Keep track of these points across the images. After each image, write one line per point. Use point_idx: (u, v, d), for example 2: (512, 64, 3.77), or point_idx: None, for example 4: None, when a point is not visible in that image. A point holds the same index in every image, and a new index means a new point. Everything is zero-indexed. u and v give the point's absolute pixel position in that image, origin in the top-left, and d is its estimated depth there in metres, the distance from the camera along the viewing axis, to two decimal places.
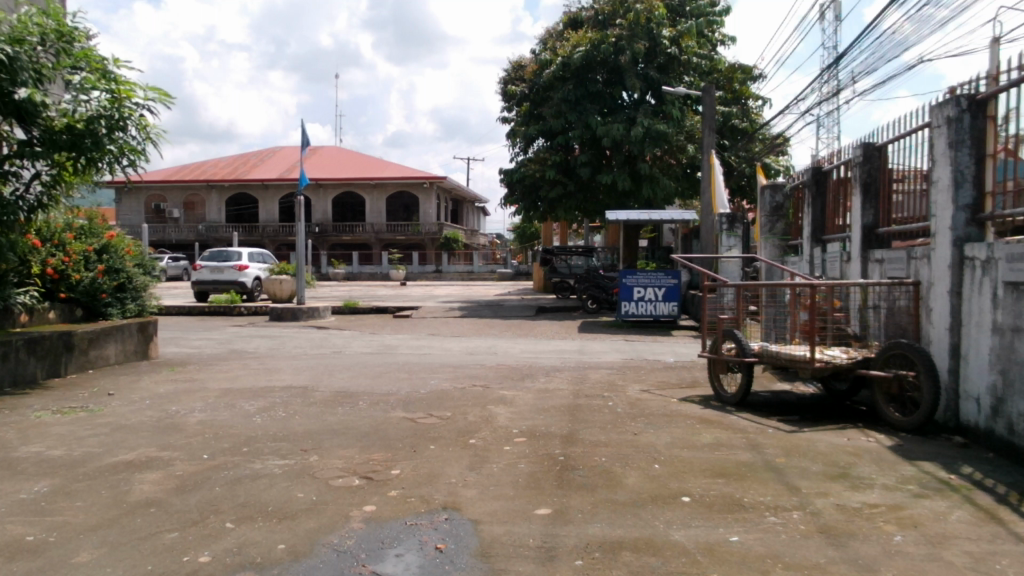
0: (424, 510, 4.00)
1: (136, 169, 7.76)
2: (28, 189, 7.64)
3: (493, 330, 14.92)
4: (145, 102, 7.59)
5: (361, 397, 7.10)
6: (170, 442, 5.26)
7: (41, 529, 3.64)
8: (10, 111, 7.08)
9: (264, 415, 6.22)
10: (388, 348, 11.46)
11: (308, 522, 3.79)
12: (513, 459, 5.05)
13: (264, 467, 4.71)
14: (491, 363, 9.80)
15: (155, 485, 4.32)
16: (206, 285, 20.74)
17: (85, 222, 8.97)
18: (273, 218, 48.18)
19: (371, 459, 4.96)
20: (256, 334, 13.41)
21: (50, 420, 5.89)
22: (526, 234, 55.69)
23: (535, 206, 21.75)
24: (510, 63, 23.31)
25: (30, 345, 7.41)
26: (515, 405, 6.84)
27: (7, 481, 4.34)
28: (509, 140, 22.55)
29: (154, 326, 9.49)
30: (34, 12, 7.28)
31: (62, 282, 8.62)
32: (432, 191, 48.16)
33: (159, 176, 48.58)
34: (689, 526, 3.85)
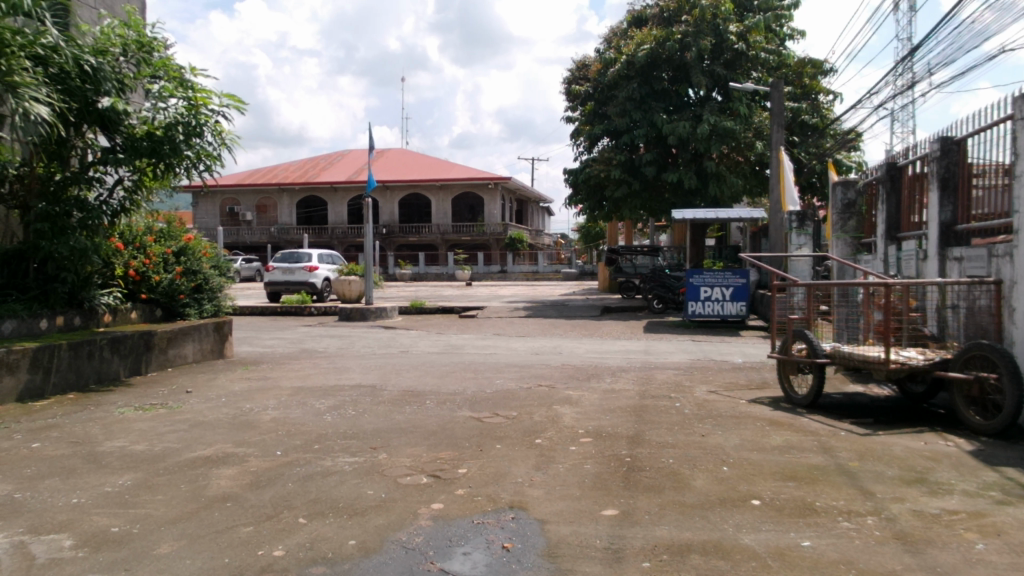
0: (491, 509, 4.03)
1: (212, 174, 8.01)
2: (111, 195, 7.94)
3: (559, 330, 14.93)
4: (220, 108, 7.82)
5: (428, 396, 7.18)
6: (245, 439, 5.42)
7: (125, 520, 3.80)
8: (95, 119, 7.40)
9: (335, 413, 6.35)
10: (455, 347, 11.55)
11: (378, 519, 3.86)
12: (579, 459, 5.05)
13: (335, 464, 4.81)
14: (556, 363, 9.79)
15: (232, 480, 4.46)
16: (279, 286, 21.29)
17: (164, 225, 9.34)
18: (342, 220, 49.11)
19: (438, 457, 5.01)
20: (327, 333, 13.70)
21: (132, 416, 6.13)
22: (591, 235, 55.47)
23: (600, 205, 21.65)
24: (574, 62, 23.27)
25: (113, 344, 7.71)
26: (581, 405, 6.83)
27: (94, 474, 4.53)
28: (573, 140, 22.53)
29: (230, 326, 9.77)
30: (117, 24, 7.61)
31: (143, 284, 8.93)
32: (497, 192, 48.44)
33: (233, 180, 50.00)
34: (759, 530, 3.78)
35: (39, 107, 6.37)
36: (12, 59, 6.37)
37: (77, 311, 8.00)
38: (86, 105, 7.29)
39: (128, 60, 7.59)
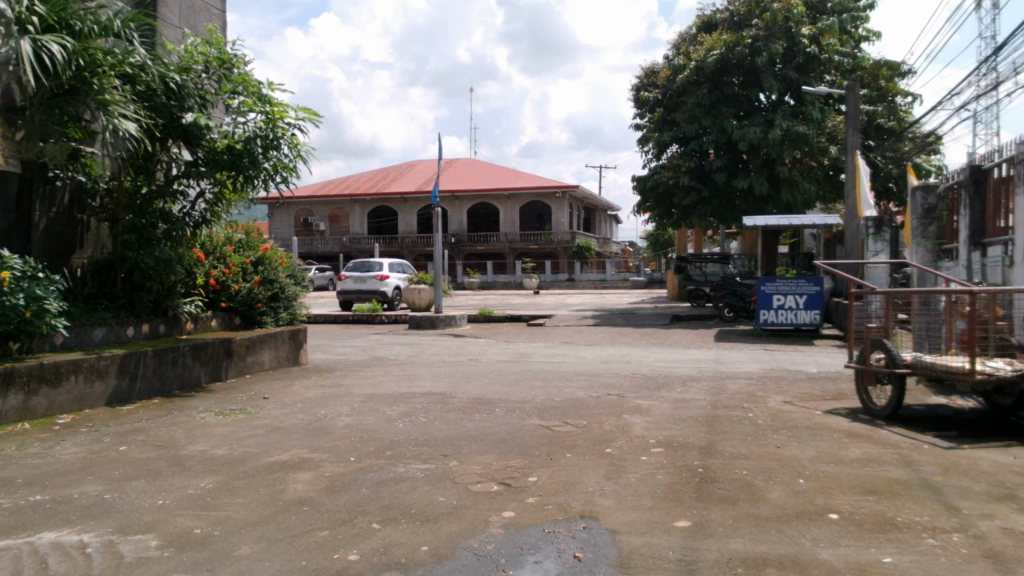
0: (562, 518, 4.02)
1: (288, 185, 8.21)
2: (193, 207, 8.23)
3: (628, 339, 14.82)
4: (296, 121, 8.01)
5: (497, 404, 7.21)
6: (320, 444, 5.53)
7: (207, 522, 3.91)
8: (179, 134, 7.67)
9: (406, 420, 6.42)
10: (524, 356, 11.57)
11: (449, 526, 3.89)
12: (650, 469, 4.99)
13: (407, 471, 4.87)
14: (626, 372, 9.72)
15: (308, 485, 4.55)
16: (351, 294, 21.70)
17: (243, 236, 9.61)
18: (412, 230, 49.79)
19: (509, 465, 5.03)
20: (398, 341, 13.89)
21: (213, 421, 6.32)
22: (661, 242, 54.97)
23: (669, 213, 21.40)
24: (642, 69, 23.13)
25: (195, 351, 7.97)
26: (652, 415, 6.76)
27: (177, 477, 4.68)
28: (641, 148, 22.39)
29: (305, 334, 9.99)
30: (199, 42, 7.89)
31: (223, 293, 9.22)
32: (564, 200, 48.46)
33: (307, 191, 51.23)
34: (838, 545, 3.68)
35: (127, 124, 6.67)
36: (103, 79, 6.71)
37: (162, 319, 8.28)
38: (171, 121, 7.58)
39: (210, 77, 7.86)
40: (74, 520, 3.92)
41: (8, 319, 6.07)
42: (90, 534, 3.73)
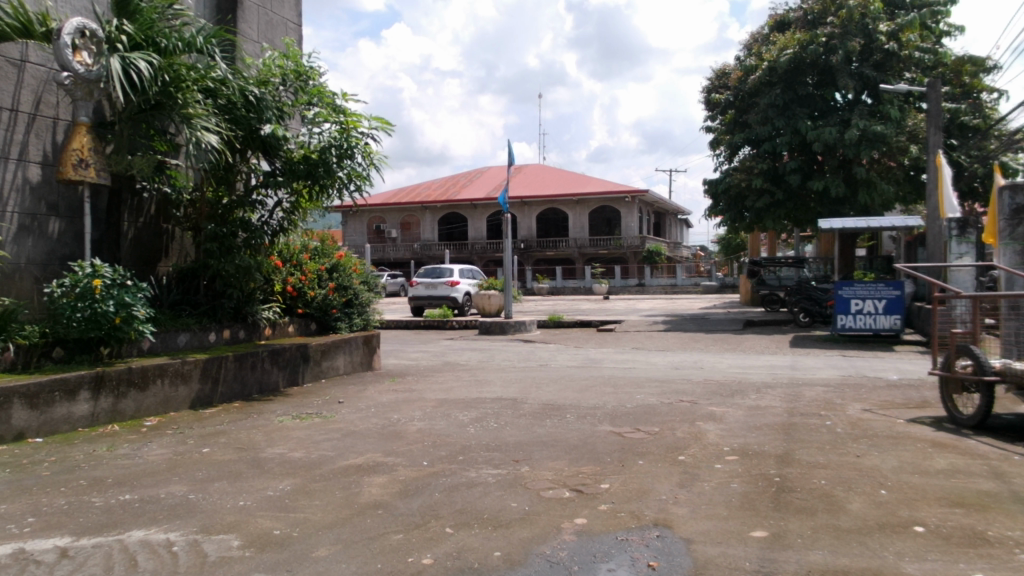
0: (635, 526, 3.98)
1: (362, 194, 8.36)
2: (272, 216, 8.47)
3: (700, 344, 14.61)
4: (369, 131, 8.16)
5: (568, 410, 7.19)
6: (393, 448, 5.61)
7: (286, 524, 4.00)
8: (258, 145, 7.91)
9: (477, 425, 6.46)
10: (594, 361, 11.52)
11: (522, 531, 3.90)
12: (725, 477, 4.90)
13: (479, 476, 4.90)
14: (698, 378, 9.57)
15: (382, 488, 4.62)
16: (422, 300, 21.99)
17: (319, 244, 9.85)
18: (482, 236, 50.18)
19: (580, 472, 5.00)
20: (469, 346, 14.02)
21: (290, 424, 6.48)
22: (732, 246, 54.12)
23: (742, 216, 21.01)
24: (713, 71, 22.82)
25: (273, 356, 8.18)
26: (726, 422, 6.64)
27: (257, 479, 4.81)
28: (712, 150, 22.08)
29: (378, 340, 10.16)
30: (277, 56, 8.12)
31: (300, 299, 9.44)
32: (634, 205, 48.16)
33: (379, 199, 52.13)
34: (924, 560, 3.54)
35: (209, 136, 6.91)
36: (186, 93, 6.97)
37: (242, 325, 8.51)
38: (250, 132, 7.80)
39: (287, 89, 8.07)
40: (162, 519, 4.06)
41: (99, 325, 6.32)
42: (176, 533, 3.86)
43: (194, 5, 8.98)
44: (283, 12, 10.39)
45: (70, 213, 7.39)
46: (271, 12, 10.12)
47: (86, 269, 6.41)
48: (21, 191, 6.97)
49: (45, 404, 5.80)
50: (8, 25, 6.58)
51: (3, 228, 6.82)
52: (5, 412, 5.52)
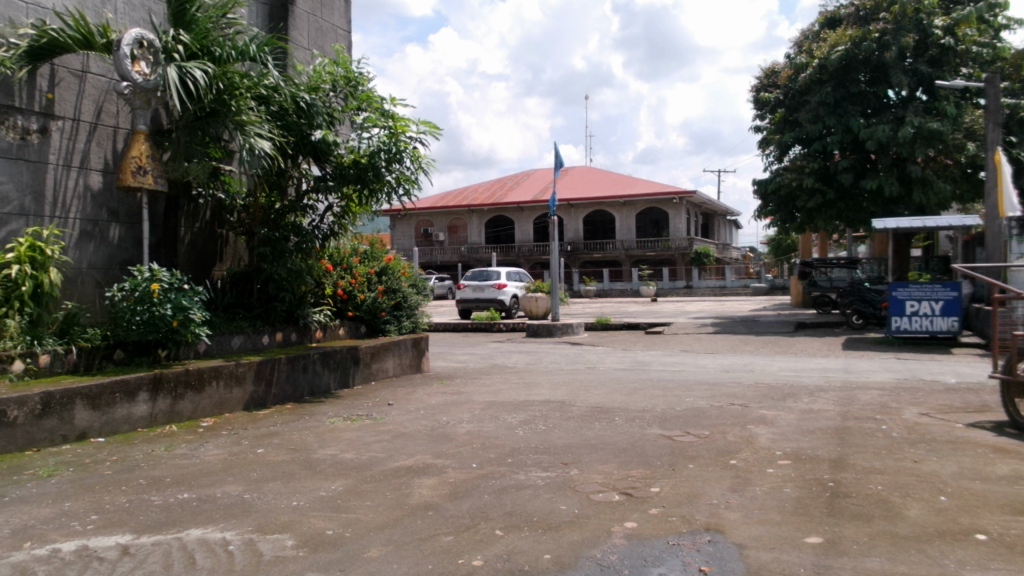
0: (686, 531, 3.93)
1: (411, 198, 8.43)
2: (322, 220, 8.59)
3: (750, 347, 14.41)
4: (418, 135, 8.21)
5: (617, 412, 7.16)
6: (442, 450, 5.65)
7: (339, 524, 4.05)
8: (309, 150, 8.02)
9: (526, 428, 6.47)
10: (642, 364, 11.45)
11: (572, 534, 3.89)
12: (778, 482, 4.82)
13: (528, 478, 4.89)
14: (749, 381, 9.43)
15: (432, 490, 4.65)
16: (470, 303, 22.12)
17: (368, 247, 9.95)
18: (528, 238, 50.23)
19: (630, 475, 4.97)
20: (516, 349, 14.04)
21: (341, 426, 6.56)
22: (783, 247, 53.32)
23: (793, 216, 20.69)
24: (762, 69, 22.51)
25: (324, 358, 8.28)
26: (778, 426, 6.53)
27: (310, 480, 4.88)
28: (762, 150, 21.79)
29: (426, 342, 10.22)
30: (327, 62, 8.23)
31: (350, 302, 9.55)
32: (682, 206, 47.73)
33: (426, 203, 52.55)
34: (986, 569, 3.44)
35: (262, 142, 7.05)
36: (240, 100, 7.11)
37: (293, 327, 8.63)
38: (302, 138, 7.92)
39: (337, 95, 8.17)
40: (218, 518, 4.14)
41: (157, 328, 6.48)
42: (231, 531, 3.93)
43: (247, 14, 9.16)
44: (333, 19, 10.53)
45: (129, 219, 7.59)
46: (321, 19, 10.26)
47: (144, 272, 6.57)
48: (82, 198, 7.18)
49: (106, 405, 5.97)
50: (70, 38, 6.77)
51: (66, 234, 7.03)
52: (67, 413, 5.69)
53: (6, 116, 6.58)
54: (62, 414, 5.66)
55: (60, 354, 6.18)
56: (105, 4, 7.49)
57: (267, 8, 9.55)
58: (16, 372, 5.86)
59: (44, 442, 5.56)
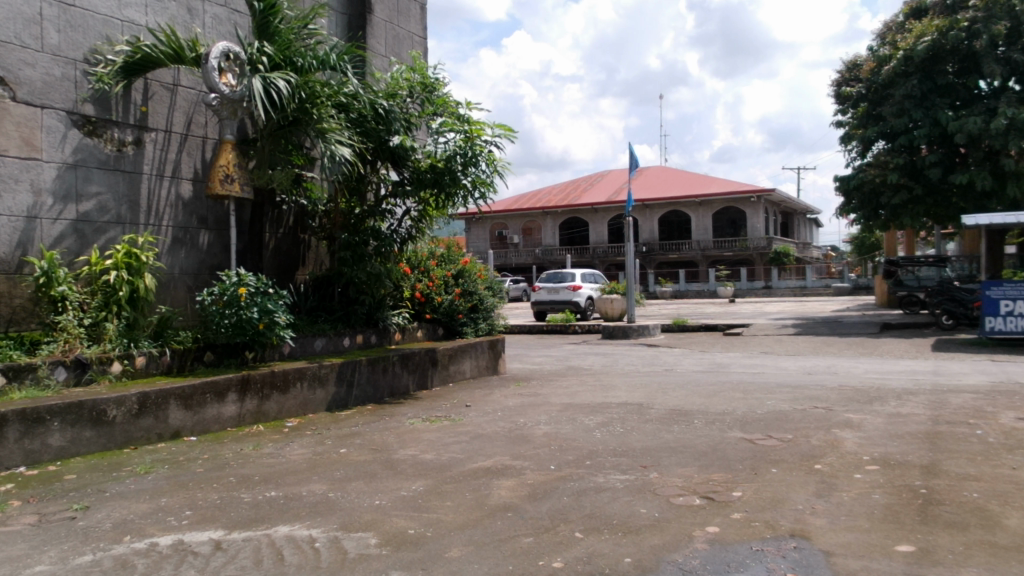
0: (771, 536, 3.85)
1: (486, 201, 8.49)
2: (400, 224, 8.69)
3: (833, 349, 14.01)
4: (493, 138, 8.27)
5: (696, 415, 7.04)
6: (521, 452, 5.66)
7: (420, 523, 4.11)
8: (387, 156, 8.16)
9: (603, 430, 6.43)
10: (722, 367, 11.24)
11: (652, 538, 3.85)
12: (866, 488, 4.67)
13: (607, 481, 4.87)
14: (833, 384, 9.16)
15: (511, 491, 4.67)
16: (545, 305, 22.15)
17: (445, 250, 10.09)
18: (603, 240, 50.00)
19: (712, 479, 4.89)
20: (592, 351, 13.99)
21: (420, 427, 6.65)
22: (867, 245, 51.67)
23: (876, 214, 20.06)
24: (843, 63, 21.86)
25: (403, 360, 8.41)
26: (865, 430, 6.33)
27: (391, 479, 4.96)
28: (843, 146, 21.18)
29: (503, 345, 10.27)
30: (404, 69, 8.37)
31: (428, 305, 9.68)
32: (760, 205, 46.72)
33: (501, 205, 52.87)
34: None
35: (342, 149, 7.22)
36: (321, 109, 7.32)
37: (373, 330, 8.79)
38: (380, 144, 8.08)
39: (414, 101, 8.31)
40: (304, 516, 4.25)
41: (244, 331, 6.70)
42: (317, 530, 4.02)
43: (327, 24, 9.38)
44: (409, 26, 10.69)
45: (217, 226, 7.87)
46: (397, 27, 10.43)
47: (231, 277, 6.78)
48: (174, 207, 7.47)
49: (197, 405, 6.19)
50: (162, 53, 7.05)
51: (160, 240, 7.32)
52: (162, 412, 5.93)
53: (104, 129, 6.89)
54: (157, 414, 5.89)
55: (155, 356, 6.44)
56: (194, 19, 7.79)
57: (345, 17, 9.77)
58: (114, 373, 6.14)
59: (141, 440, 5.80)
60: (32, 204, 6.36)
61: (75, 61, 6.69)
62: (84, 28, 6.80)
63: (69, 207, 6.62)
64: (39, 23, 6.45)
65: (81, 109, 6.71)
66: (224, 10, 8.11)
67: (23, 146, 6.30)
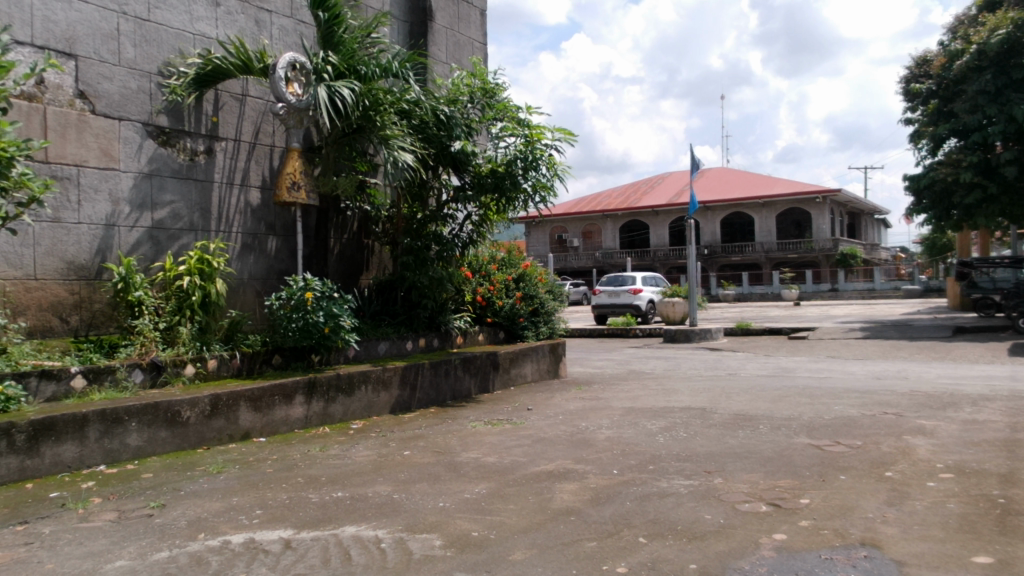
0: (840, 545, 3.76)
1: (547, 205, 8.51)
2: (462, 229, 8.76)
3: (903, 353, 13.62)
4: (553, 142, 8.29)
5: (761, 420, 6.93)
6: (583, 456, 5.65)
7: (483, 526, 4.13)
8: (449, 161, 8.22)
9: (666, 435, 6.38)
10: (787, 371, 11.03)
11: (718, 544, 3.80)
12: (939, 497, 4.52)
13: (671, 486, 4.82)
14: (904, 389, 8.90)
15: (574, 495, 4.66)
16: (606, 308, 22.06)
17: (505, 254, 10.12)
18: (664, 243, 49.55)
19: (778, 485, 4.80)
20: (654, 355, 13.88)
21: (483, 430, 6.68)
22: (938, 247, 50.13)
23: (949, 213, 19.42)
24: (913, 59, 21.27)
25: (465, 363, 8.47)
26: (938, 437, 6.14)
27: (455, 482, 5.00)
28: (913, 144, 20.59)
29: (564, 348, 10.26)
30: (465, 75, 8.40)
31: (489, 309, 9.72)
32: (826, 206, 45.70)
33: (561, 209, 52.87)
34: None
35: (404, 155, 7.32)
36: (384, 116, 7.44)
37: (435, 333, 8.86)
38: (442, 150, 8.16)
39: (475, 106, 8.35)
40: (370, 517, 4.32)
41: (311, 334, 6.83)
42: (383, 530, 4.08)
43: (389, 33, 9.52)
44: (469, 32, 10.76)
45: (285, 232, 8.06)
46: (458, 33, 10.52)
47: (299, 282, 6.94)
48: (243, 214, 7.67)
49: (266, 407, 6.34)
50: (231, 64, 7.25)
51: (230, 246, 7.53)
52: (233, 414, 6.08)
53: (176, 139, 7.12)
54: (228, 415, 6.05)
55: (225, 359, 6.61)
56: (261, 31, 7.99)
57: (408, 25, 9.91)
58: (187, 375, 6.33)
59: (213, 440, 5.96)
60: (110, 213, 6.60)
61: (151, 74, 6.93)
62: (159, 43, 7.03)
63: (144, 215, 6.85)
64: (116, 39, 6.70)
65: (156, 121, 6.94)
66: (290, 22, 8.30)
67: (101, 156, 6.54)
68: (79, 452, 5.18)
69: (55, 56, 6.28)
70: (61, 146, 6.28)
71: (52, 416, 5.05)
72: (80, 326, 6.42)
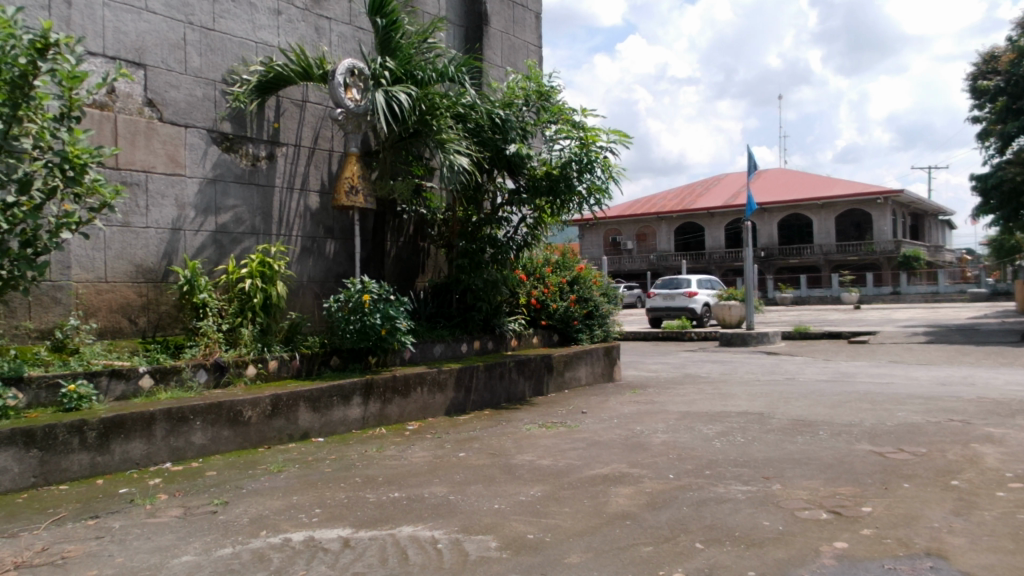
0: (904, 555, 3.67)
1: (602, 207, 8.48)
2: (517, 232, 8.78)
3: (970, 358, 13.20)
4: (608, 144, 8.26)
5: (821, 426, 6.79)
6: (638, 460, 5.61)
7: (539, 529, 4.13)
8: (504, 164, 8.25)
9: (723, 439, 6.30)
10: (848, 376, 10.79)
11: (777, 552, 3.74)
12: (1010, 508, 4.37)
13: (729, 492, 4.75)
14: (970, 396, 8.63)
15: (629, 499, 4.64)
16: (661, 310, 21.87)
17: (560, 257, 10.13)
18: (719, 245, 48.92)
19: (839, 493, 4.70)
20: (710, 358, 13.73)
21: (537, 433, 6.68)
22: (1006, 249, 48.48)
23: (1018, 213, 18.79)
24: (980, 55, 20.64)
25: (520, 366, 8.48)
26: (1008, 445, 5.94)
27: (510, 484, 5.01)
28: (980, 142, 19.98)
29: (618, 351, 10.20)
30: (520, 78, 8.42)
31: (543, 312, 9.72)
32: (887, 207, 44.60)
33: (615, 211, 52.62)
34: None
35: (460, 158, 7.38)
36: (440, 121, 7.53)
37: (490, 336, 8.89)
38: (497, 153, 8.18)
39: (529, 109, 8.36)
40: (427, 517, 4.36)
41: (368, 336, 6.95)
42: (440, 531, 4.12)
43: (445, 38, 9.61)
44: (524, 35, 10.79)
45: (343, 235, 8.19)
46: (514, 37, 10.57)
47: (356, 284, 7.04)
48: (303, 217, 7.82)
49: (325, 407, 6.45)
50: (292, 71, 7.40)
51: (291, 249, 7.67)
52: (293, 414, 6.20)
53: (239, 145, 7.30)
54: (288, 415, 6.17)
55: (286, 360, 6.73)
56: (321, 38, 8.14)
57: (463, 30, 9.98)
58: (249, 376, 6.47)
59: (274, 439, 6.08)
60: (176, 217, 6.79)
61: (215, 82, 7.10)
62: (223, 51, 7.20)
63: (209, 219, 7.03)
64: (183, 48, 6.89)
65: (219, 127, 7.12)
66: (349, 28, 8.44)
67: (168, 162, 6.74)
68: (147, 450, 5.34)
69: (126, 65, 6.49)
70: (131, 152, 6.48)
71: (121, 414, 5.22)
72: (148, 327, 6.62)
